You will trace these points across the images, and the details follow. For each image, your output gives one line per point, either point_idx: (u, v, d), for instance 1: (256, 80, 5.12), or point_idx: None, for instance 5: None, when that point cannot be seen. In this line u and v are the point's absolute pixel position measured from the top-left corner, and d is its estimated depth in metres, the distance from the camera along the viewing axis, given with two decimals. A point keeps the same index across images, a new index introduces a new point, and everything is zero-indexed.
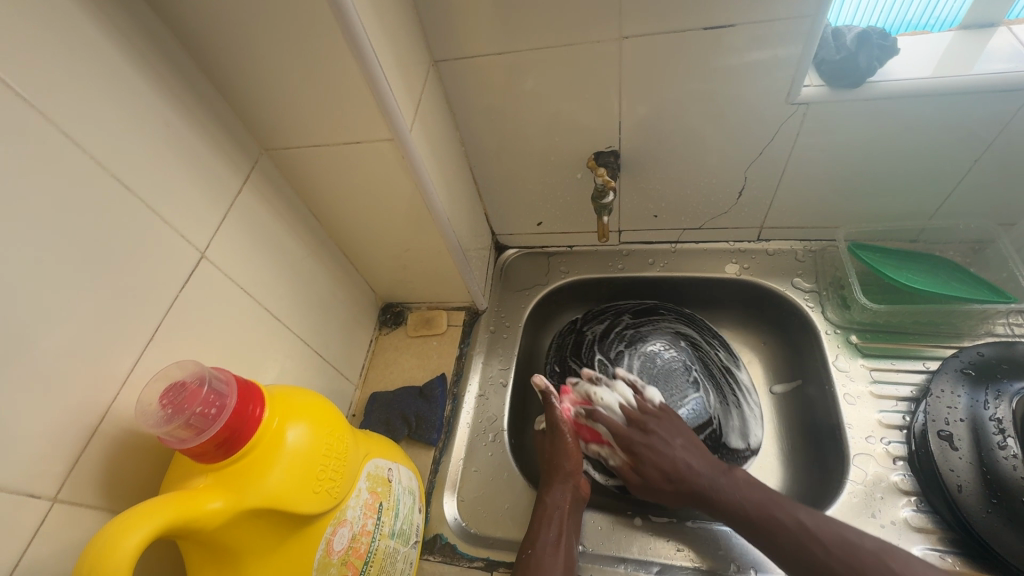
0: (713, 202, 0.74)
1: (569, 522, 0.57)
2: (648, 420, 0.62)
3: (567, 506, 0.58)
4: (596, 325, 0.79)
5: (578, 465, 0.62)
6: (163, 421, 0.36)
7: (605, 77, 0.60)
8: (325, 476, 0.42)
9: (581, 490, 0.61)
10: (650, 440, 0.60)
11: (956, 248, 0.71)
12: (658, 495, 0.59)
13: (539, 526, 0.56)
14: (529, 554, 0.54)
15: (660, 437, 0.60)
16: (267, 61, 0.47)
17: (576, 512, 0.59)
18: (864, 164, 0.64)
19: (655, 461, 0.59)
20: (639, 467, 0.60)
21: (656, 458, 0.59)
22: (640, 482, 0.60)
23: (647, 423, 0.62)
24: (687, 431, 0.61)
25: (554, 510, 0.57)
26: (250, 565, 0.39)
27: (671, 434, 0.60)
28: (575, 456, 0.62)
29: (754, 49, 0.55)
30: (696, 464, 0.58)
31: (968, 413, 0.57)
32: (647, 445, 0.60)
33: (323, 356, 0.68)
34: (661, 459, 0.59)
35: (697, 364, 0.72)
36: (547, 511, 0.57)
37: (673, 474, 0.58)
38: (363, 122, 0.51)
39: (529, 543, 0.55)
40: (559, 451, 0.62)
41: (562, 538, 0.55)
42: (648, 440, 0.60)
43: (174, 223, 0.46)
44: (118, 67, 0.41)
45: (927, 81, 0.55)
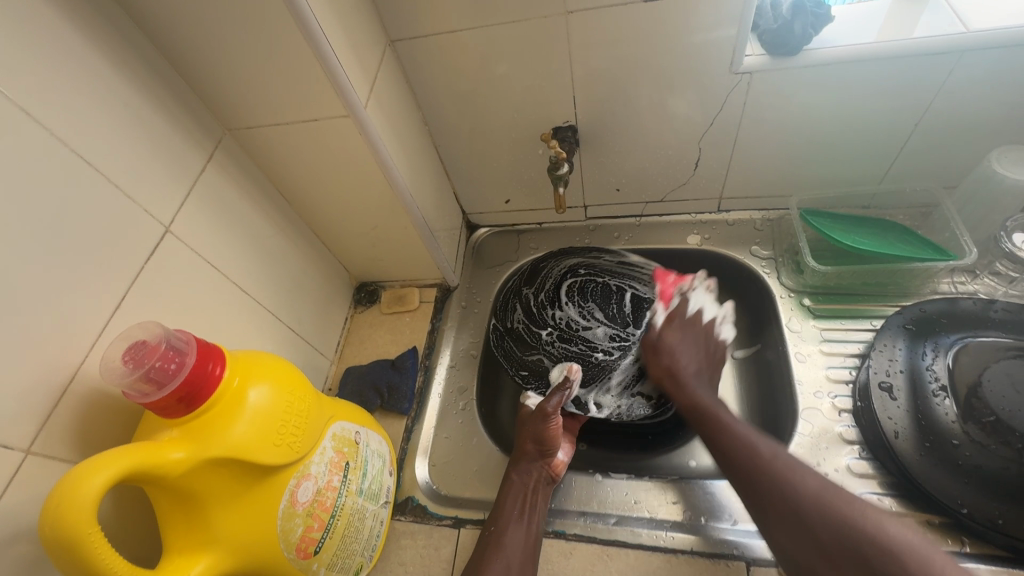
0: (672, 174, 0.76)
1: (533, 498, 0.60)
2: (693, 327, 0.70)
3: (533, 485, 0.60)
4: (515, 314, 0.79)
5: (550, 448, 0.62)
6: (124, 376, 0.38)
7: (558, 53, 0.62)
8: (287, 431, 0.45)
9: (553, 469, 0.63)
10: (671, 342, 0.68)
11: (904, 213, 0.73)
12: (653, 369, 0.68)
13: (504, 503, 0.59)
14: (491, 531, 0.57)
15: (689, 336, 0.69)
16: (221, 40, 0.48)
17: (544, 491, 0.61)
18: (811, 131, 0.66)
19: (668, 356, 0.67)
20: (664, 336, 0.69)
21: (679, 346, 0.68)
22: (654, 342, 0.69)
23: (704, 327, 0.70)
24: (711, 356, 0.68)
25: (520, 488, 0.60)
26: (216, 514, 0.42)
27: (699, 348, 0.68)
28: (552, 441, 0.62)
29: (702, 21, 0.57)
30: (698, 373, 0.65)
31: (907, 364, 0.60)
32: (676, 334, 0.69)
33: (297, 331, 0.70)
34: (669, 356, 0.67)
35: (605, 276, 0.79)
36: (512, 490, 0.60)
37: (675, 365, 0.66)
38: (318, 99, 0.53)
39: (494, 519, 0.58)
40: (533, 430, 0.63)
41: (526, 513, 0.58)
42: (684, 331, 0.69)
43: (137, 198, 0.48)
44: (76, 48, 0.42)
45: (860, 47, 0.57)
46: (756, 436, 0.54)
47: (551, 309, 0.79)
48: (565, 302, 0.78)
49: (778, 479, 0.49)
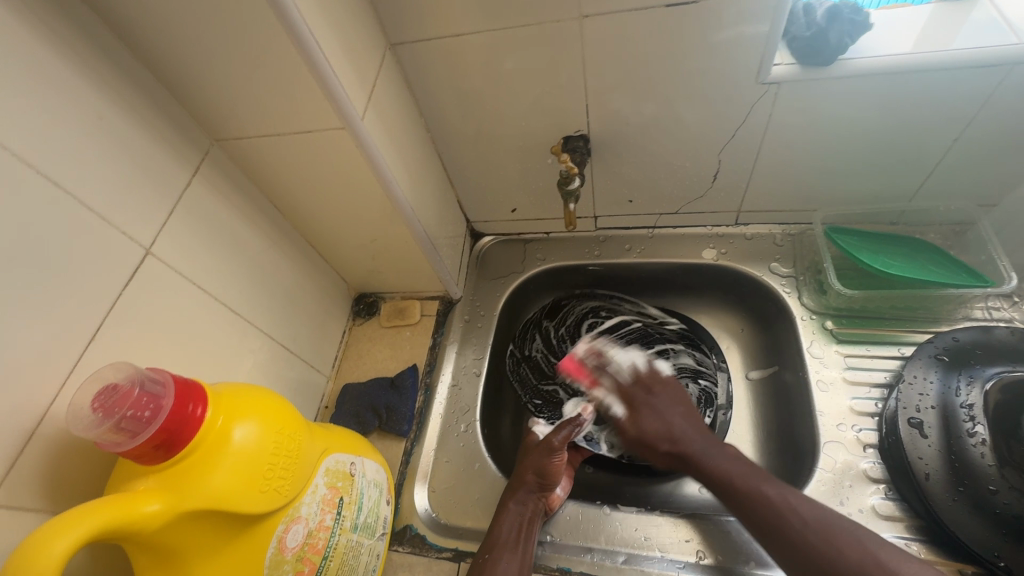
0: (688, 187, 0.72)
1: (529, 530, 0.56)
2: (648, 391, 0.65)
3: (530, 514, 0.57)
4: (533, 343, 0.80)
5: (551, 483, 0.59)
6: (93, 425, 0.35)
7: (571, 60, 0.58)
8: (274, 474, 0.42)
9: (548, 500, 0.60)
10: (641, 413, 0.63)
11: (936, 230, 0.69)
12: (655, 460, 0.60)
13: (500, 531, 0.55)
14: (485, 559, 0.53)
15: (652, 408, 0.62)
16: (203, 46, 0.44)
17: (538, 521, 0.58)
18: (839, 145, 0.62)
19: (654, 425, 0.61)
20: (639, 424, 0.62)
21: (652, 417, 0.62)
22: (632, 439, 0.62)
23: (653, 386, 0.65)
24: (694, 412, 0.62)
25: (515, 516, 0.57)
26: (197, 564, 0.39)
27: (675, 407, 0.62)
28: (553, 476, 0.59)
29: (728, 27, 0.52)
30: (701, 435, 0.58)
31: (939, 399, 0.56)
32: (645, 416, 0.62)
33: (291, 349, 0.67)
34: (657, 430, 0.60)
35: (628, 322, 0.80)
36: (508, 516, 0.56)
37: (672, 441, 0.59)
38: (312, 110, 0.49)
39: (488, 547, 0.54)
40: (537, 459, 0.60)
41: (521, 542, 0.55)
42: (646, 408, 0.63)
43: (113, 219, 0.44)
44: (42, 56, 0.38)
45: (900, 57, 0.53)
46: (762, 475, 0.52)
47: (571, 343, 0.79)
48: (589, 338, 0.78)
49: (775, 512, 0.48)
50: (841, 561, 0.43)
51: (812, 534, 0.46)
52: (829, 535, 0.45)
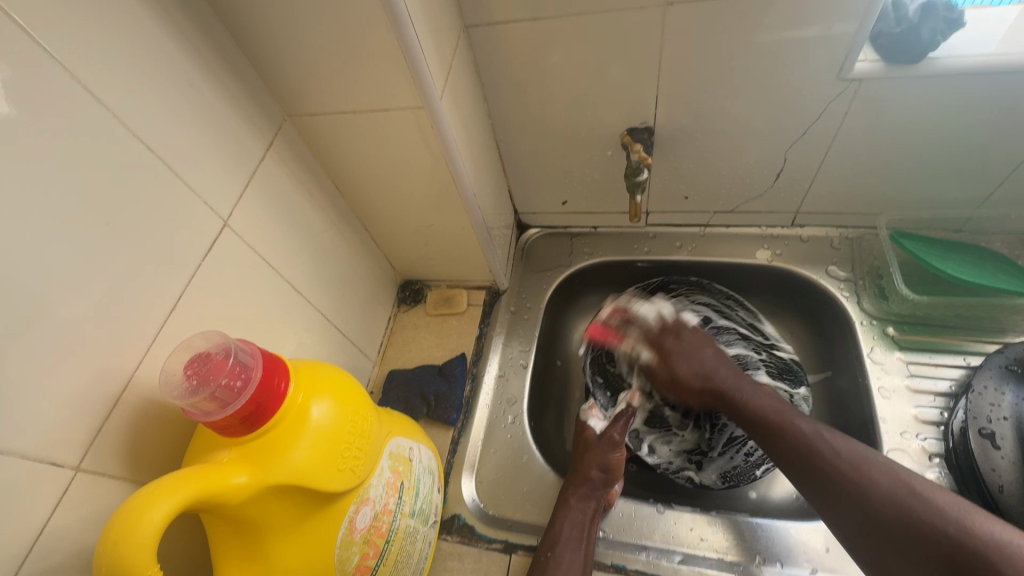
0: (748, 185, 0.71)
1: (591, 527, 0.56)
2: (688, 332, 0.66)
3: (592, 511, 0.57)
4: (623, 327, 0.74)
5: (613, 476, 0.59)
6: (187, 393, 0.35)
7: (644, 49, 0.57)
8: (350, 454, 0.41)
9: (608, 496, 0.60)
10: (678, 346, 0.65)
11: (1002, 239, 0.67)
12: (684, 397, 0.64)
13: (562, 528, 0.55)
14: (547, 557, 0.53)
15: (693, 343, 0.64)
16: (293, 17, 0.44)
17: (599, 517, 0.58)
18: (912, 148, 0.61)
19: (685, 359, 0.63)
20: (671, 364, 0.64)
21: (685, 360, 0.63)
22: (665, 380, 0.64)
23: (679, 331, 0.66)
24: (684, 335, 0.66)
25: (579, 512, 0.56)
26: (273, 540, 0.38)
27: (705, 345, 0.64)
28: (615, 469, 0.60)
29: (813, 20, 0.51)
30: (725, 368, 0.61)
31: (1013, 411, 0.55)
32: (677, 353, 0.64)
33: (343, 332, 0.67)
34: (695, 365, 0.62)
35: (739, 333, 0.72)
36: (572, 515, 0.56)
37: (702, 377, 0.61)
38: (391, 87, 0.49)
39: (550, 544, 0.54)
40: (599, 455, 0.60)
41: (584, 540, 0.55)
42: (691, 338, 0.65)
43: (196, 187, 0.44)
44: (139, 17, 0.38)
45: (990, 58, 0.51)
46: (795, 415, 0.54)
47: None
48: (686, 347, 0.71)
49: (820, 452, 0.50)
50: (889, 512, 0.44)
51: (842, 464, 0.48)
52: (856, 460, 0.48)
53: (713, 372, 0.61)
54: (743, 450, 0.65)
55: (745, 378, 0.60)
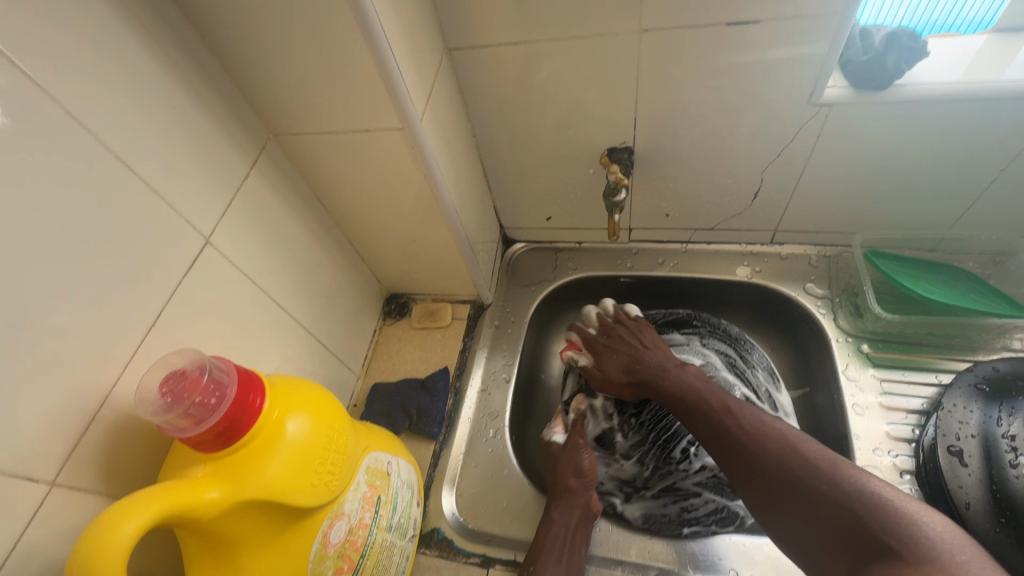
0: (727, 204, 0.72)
1: (574, 539, 0.57)
2: (627, 328, 0.73)
3: (574, 523, 0.58)
4: None
5: (588, 480, 0.62)
6: (161, 411, 0.36)
7: (621, 73, 0.59)
8: (324, 469, 0.42)
9: (592, 507, 0.61)
10: (611, 340, 0.72)
11: (974, 260, 0.69)
12: (618, 392, 0.70)
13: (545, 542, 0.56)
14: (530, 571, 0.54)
15: (627, 336, 0.72)
16: (276, 42, 0.45)
17: (584, 530, 0.59)
18: (884, 170, 0.62)
19: (614, 356, 0.70)
20: (603, 363, 0.71)
21: (612, 355, 0.71)
22: (599, 376, 0.71)
23: (613, 329, 0.73)
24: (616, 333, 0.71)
25: (561, 526, 0.57)
26: (247, 554, 0.39)
27: (636, 341, 0.71)
28: (590, 473, 0.63)
29: (781, 47, 0.53)
30: (660, 356, 0.68)
31: (980, 429, 0.56)
32: (608, 353, 0.71)
33: (326, 345, 0.68)
34: (625, 355, 0.70)
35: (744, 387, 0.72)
36: (555, 530, 0.57)
37: (631, 369, 0.68)
38: (372, 109, 0.50)
39: (533, 559, 0.55)
40: (572, 463, 0.64)
41: (567, 552, 0.56)
42: (624, 335, 0.72)
43: (179, 206, 0.45)
44: (124, 43, 0.39)
45: (953, 86, 0.53)
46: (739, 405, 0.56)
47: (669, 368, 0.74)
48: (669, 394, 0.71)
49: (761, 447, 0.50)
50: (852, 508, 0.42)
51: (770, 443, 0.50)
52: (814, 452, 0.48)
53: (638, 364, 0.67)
54: (678, 504, 0.65)
55: (674, 364, 0.66)
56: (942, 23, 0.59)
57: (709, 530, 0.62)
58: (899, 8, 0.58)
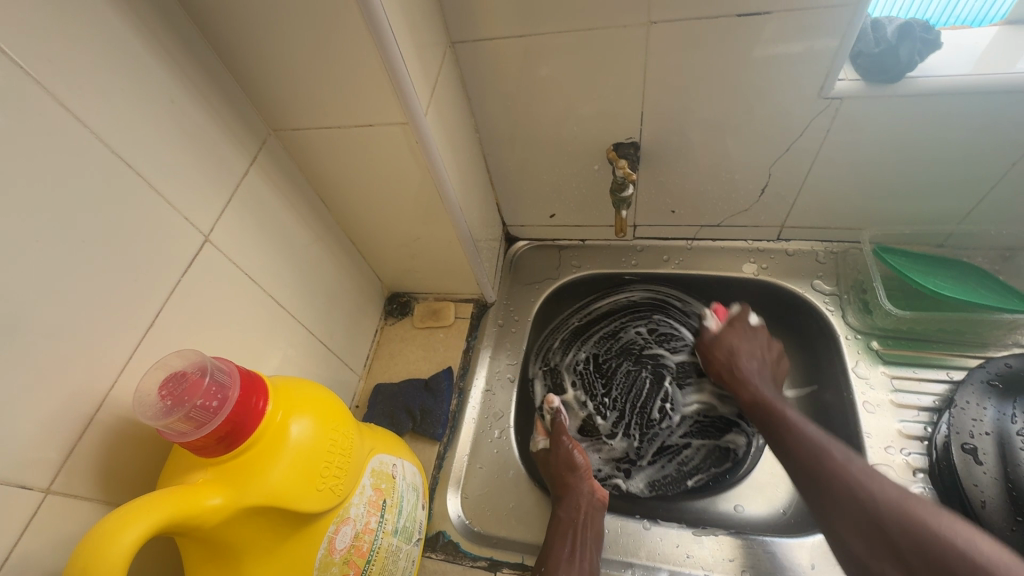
0: (734, 200, 0.71)
1: (584, 534, 0.57)
2: (756, 335, 0.70)
3: (581, 514, 0.58)
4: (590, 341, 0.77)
5: (584, 473, 0.61)
6: (161, 414, 0.34)
7: (629, 67, 0.58)
8: (330, 472, 0.40)
9: (597, 495, 0.61)
10: (739, 330, 0.70)
11: (984, 255, 0.68)
12: (711, 366, 0.71)
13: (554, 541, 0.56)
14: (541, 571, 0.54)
15: (749, 342, 0.69)
16: (277, 33, 0.44)
17: (592, 520, 0.58)
18: (894, 165, 0.62)
19: (735, 340, 0.69)
20: (724, 335, 0.70)
21: (746, 342, 0.69)
22: (711, 340, 0.71)
23: (740, 324, 0.71)
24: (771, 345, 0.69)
25: (568, 525, 0.57)
26: (251, 561, 0.38)
27: (761, 351, 0.68)
28: (582, 465, 0.62)
29: (793, 39, 0.52)
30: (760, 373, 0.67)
31: (994, 426, 0.55)
32: (738, 334, 0.70)
33: (328, 345, 0.66)
34: (732, 351, 0.69)
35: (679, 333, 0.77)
36: (562, 525, 0.57)
37: (732, 360, 0.68)
38: (376, 103, 0.49)
39: (544, 560, 0.55)
40: (564, 458, 0.63)
41: (577, 548, 0.55)
42: (750, 338, 0.69)
43: (177, 203, 0.43)
44: (119, 32, 0.38)
45: (966, 78, 0.52)
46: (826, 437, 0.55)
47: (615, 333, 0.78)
48: (627, 361, 0.75)
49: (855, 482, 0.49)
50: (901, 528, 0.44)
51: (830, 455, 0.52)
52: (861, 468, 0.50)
53: (735, 363, 0.67)
54: (674, 460, 0.68)
55: (771, 380, 0.66)
56: (937, 22, 0.59)
57: (711, 475, 0.67)
58: (893, 6, 0.58)
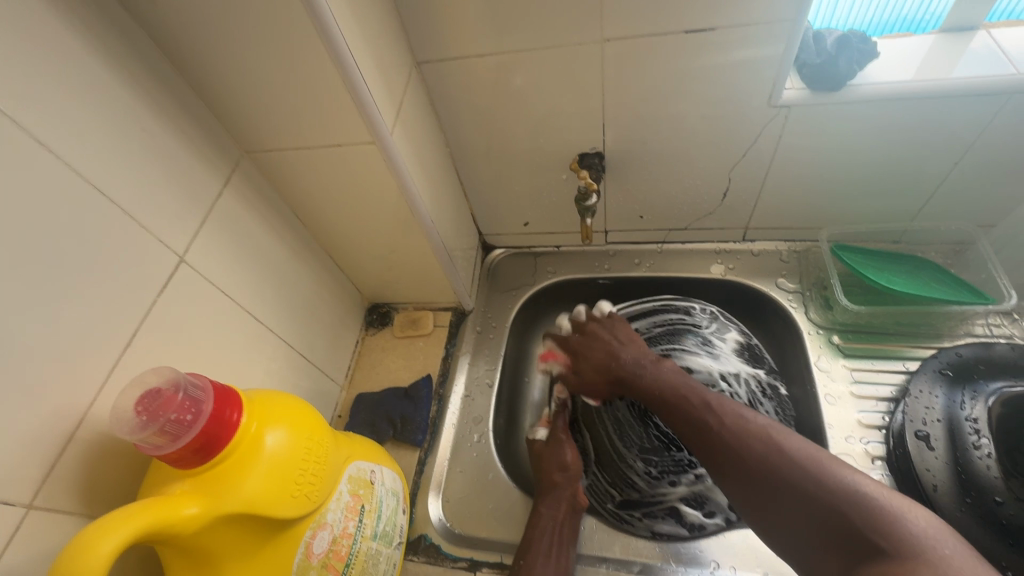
0: (698, 203, 0.74)
1: (562, 535, 0.58)
2: (602, 324, 0.72)
3: (561, 516, 0.60)
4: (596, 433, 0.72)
5: (574, 474, 0.63)
6: (137, 428, 0.36)
7: (588, 81, 0.60)
8: (305, 480, 0.42)
9: (579, 497, 0.63)
10: (586, 337, 0.72)
11: (936, 249, 0.71)
12: (587, 373, 0.69)
13: (534, 536, 0.58)
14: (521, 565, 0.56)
15: (604, 329, 0.71)
16: (243, 60, 0.46)
17: (573, 520, 0.61)
18: (844, 168, 0.65)
19: (597, 347, 0.69)
20: (583, 341, 0.71)
21: (595, 347, 0.70)
22: (580, 341, 0.72)
23: (586, 326, 0.73)
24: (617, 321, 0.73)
25: (549, 521, 0.59)
26: (228, 567, 0.39)
27: (614, 334, 0.70)
28: (574, 466, 0.64)
29: (739, 51, 0.55)
30: (648, 357, 0.65)
31: (945, 413, 0.58)
32: (597, 328, 0.71)
33: (308, 358, 0.68)
34: (596, 349, 0.69)
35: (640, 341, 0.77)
36: (542, 522, 0.59)
37: (613, 356, 0.67)
38: (343, 124, 0.51)
39: (521, 555, 0.57)
40: (555, 457, 0.65)
41: (554, 550, 0.57)
42: (607, 329, 0.71)
43: (150, 225, 0.45)
44: (87, 66, 0.40)
45: (904, 85, 0.55)
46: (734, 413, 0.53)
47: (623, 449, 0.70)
48: (656, 413, 0.71)
49: (740, 449, 0.49)
50: (804, 485, 0.44)
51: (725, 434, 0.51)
52: (758, 432, 0.50)
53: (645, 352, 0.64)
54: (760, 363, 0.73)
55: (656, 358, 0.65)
56: (913, 18, 0.61)
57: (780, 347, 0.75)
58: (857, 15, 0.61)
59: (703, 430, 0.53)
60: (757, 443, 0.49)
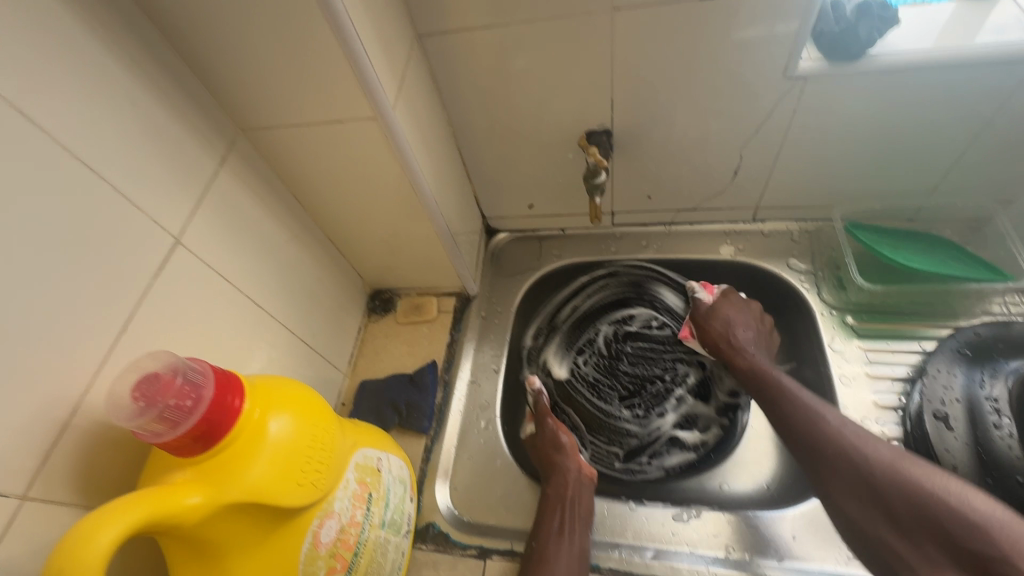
0: (709, 183, 0.72)
1: (575, 513, 0.57)
2: (746, 305, 0.69)
3: (571, 491, 0.59)
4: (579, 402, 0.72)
5: (570, 449, 0.63)
6: (134, 415, 0.34)
7: (598, 54, 0.58)
8: (311, 468, 0.41)
9: (585, 470, 0.62)
10: (722, 313, 0.67)
11: (952, 227, 0.70)
12: (709, 335, 0.67)
13: (546, 517, 0.57)
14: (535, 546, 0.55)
15: (745, 311, 0.68)
16: (237, 30, 0.44)
17: (584, 495, 0.60)
18: (860, 144, 0.63)
19: (716, 329, 0.67)
20: (718, 306, 0.68)
21: (741, 316, 0.67)
22: (706, 311, 0.68)
23: (720, 305, 0.68)
24: (753, 310, 0.68)
25: (558, 500, 0.58)
26: (234, 558, 0.38)
27: (753, 322, 0.67)
28: (569, 445, 0.63)
29: (757, 20, 0.53)
30: (755, 343, 0.66)
31: (964, 393, 0.57)
32: (732, 307, 0.68)
33: (311, 345, 0.66)
34: (725, 324, 0.67)
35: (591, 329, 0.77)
36: (551, 501, 0.58)
37: (732, 334, 0.66)
38: (341, 98, 0.49)
39: (535, 535, 0.56)
40: (549, 437, 0.64)
41: (566, 527, 0.56)
42: (744, 312, 0.68)
43: (144, 206, 0.43)
44: (72, 35, 0.37)
45: (928, 53, 0.53)
46: (820, 404, 0.56)
47: (606, 405, 0.71)
48: (620, 363, 0.73)
49: (848, 448, 0.52)
50: (895, 492, 0.48)
51: (847, 432, 0.53)
52: (858, 433, 0.53)
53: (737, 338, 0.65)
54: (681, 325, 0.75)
55: (758, 352, 0.65)
56: None
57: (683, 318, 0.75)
58: None
59: (783, 412, 0.57)
60: (882, 447, 0.51)
